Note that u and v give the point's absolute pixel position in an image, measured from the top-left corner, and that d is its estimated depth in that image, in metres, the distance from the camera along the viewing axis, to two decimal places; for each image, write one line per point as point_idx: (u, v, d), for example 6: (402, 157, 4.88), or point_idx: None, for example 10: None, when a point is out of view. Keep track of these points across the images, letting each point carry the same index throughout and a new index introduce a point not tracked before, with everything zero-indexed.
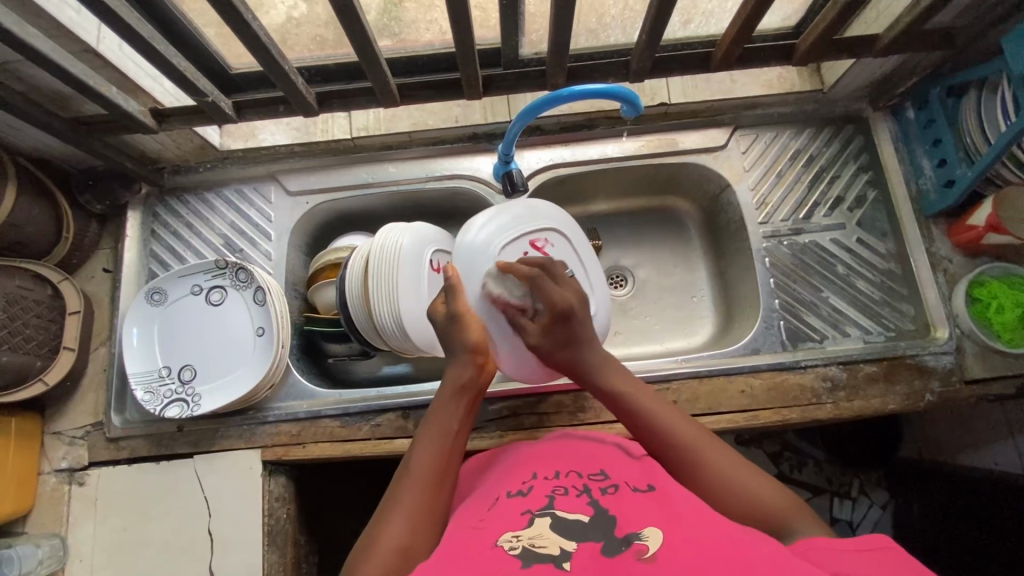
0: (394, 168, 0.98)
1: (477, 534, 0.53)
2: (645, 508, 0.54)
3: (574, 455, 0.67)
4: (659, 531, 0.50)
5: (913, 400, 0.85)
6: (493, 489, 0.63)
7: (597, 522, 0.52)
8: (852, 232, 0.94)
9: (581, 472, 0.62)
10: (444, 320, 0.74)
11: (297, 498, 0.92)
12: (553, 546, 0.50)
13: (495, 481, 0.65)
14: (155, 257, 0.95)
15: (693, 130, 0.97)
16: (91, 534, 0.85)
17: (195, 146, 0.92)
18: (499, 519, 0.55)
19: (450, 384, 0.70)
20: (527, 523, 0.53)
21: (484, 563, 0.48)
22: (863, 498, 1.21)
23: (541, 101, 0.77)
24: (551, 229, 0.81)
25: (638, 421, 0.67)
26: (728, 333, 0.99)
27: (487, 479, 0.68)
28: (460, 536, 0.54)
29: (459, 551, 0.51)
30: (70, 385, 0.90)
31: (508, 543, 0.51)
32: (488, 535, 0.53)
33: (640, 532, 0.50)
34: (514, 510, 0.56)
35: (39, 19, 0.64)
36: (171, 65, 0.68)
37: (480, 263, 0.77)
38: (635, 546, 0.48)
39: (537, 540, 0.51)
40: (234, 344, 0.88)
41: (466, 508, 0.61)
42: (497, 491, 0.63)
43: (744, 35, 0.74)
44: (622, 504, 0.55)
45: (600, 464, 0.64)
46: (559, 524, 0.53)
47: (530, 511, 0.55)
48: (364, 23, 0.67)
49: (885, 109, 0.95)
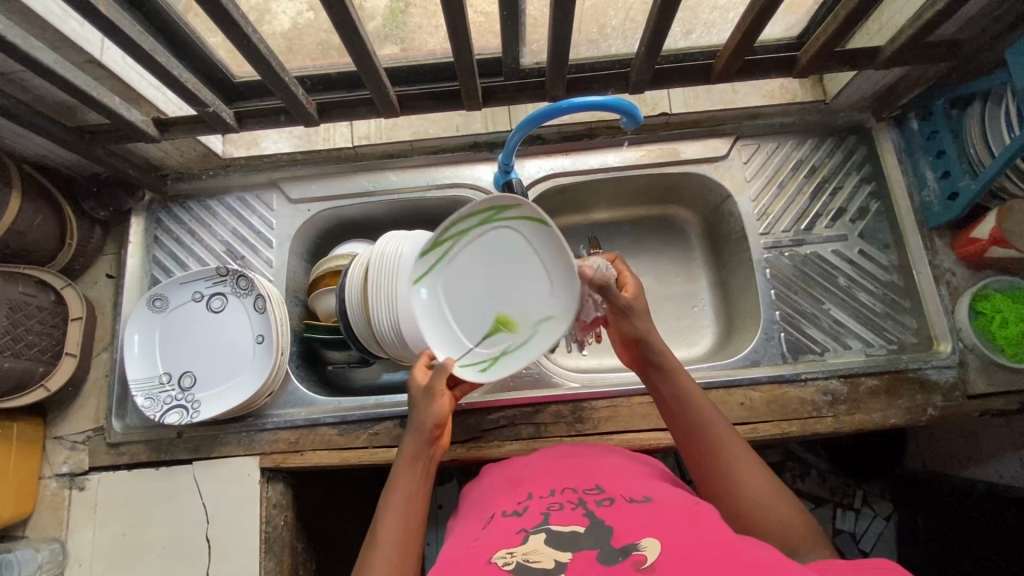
0: (395, 176, 0.98)
1: (473, 557, 0.53)
2: (641, 515, 0.54)
3: (570, 471, 0.67)
4: (655, 538, 0.50)
5: (915, 415, 0.84)
6: (491, 510, 0.64)
7: (592, 534, 0.52)
8: (854, 243, 0.93)
9: (576, 488, 0.62)
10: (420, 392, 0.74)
11: (296, 505, 0.92)
12: (548, 560, 0.50)
13: (492, 503, 0.66)
14: (157, 263, 0.96)
15: (694, 139, 0.96)
16: (90, 539, 0.85)
17: (198, 154, 0.93)
18: (494, 539, 0.55)
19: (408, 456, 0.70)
20: (521, 540, 0.54)
21: None
22: (866, 509, 1.18)
23: (540, 113, 0.77)
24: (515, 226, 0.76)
25: (688, 409, 0.68)
26: (728, 344, 0.98)
27: (486, 499, 0.68)
28: (457, 560, 0.54)
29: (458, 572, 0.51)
30: (72, 390, 0.91)
31: (502, 559, 0.51)
32: (484, 556, 0.53)
33: (638, 542, 0.50)
34: (509, 530, 0.56)
35: (43, 32, 0.64)
36: (173, 77, 0.68)
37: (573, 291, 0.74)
38: (632, 557, 0.48)
39: (532, 554, 0.51)
40: (234, 351, 0.89)
41: (464, 532, 0.61)
42: (494, 511, 0.63)
43: (744, 47, 0.74)
44: (618, 515, 0.55)
45: (596, 479, 0.64)
46: (553, 539, 0.53)
47: (524, 529, 0.55)
48: (364, 36, 0.68)
49: (888, 120, 0.95)
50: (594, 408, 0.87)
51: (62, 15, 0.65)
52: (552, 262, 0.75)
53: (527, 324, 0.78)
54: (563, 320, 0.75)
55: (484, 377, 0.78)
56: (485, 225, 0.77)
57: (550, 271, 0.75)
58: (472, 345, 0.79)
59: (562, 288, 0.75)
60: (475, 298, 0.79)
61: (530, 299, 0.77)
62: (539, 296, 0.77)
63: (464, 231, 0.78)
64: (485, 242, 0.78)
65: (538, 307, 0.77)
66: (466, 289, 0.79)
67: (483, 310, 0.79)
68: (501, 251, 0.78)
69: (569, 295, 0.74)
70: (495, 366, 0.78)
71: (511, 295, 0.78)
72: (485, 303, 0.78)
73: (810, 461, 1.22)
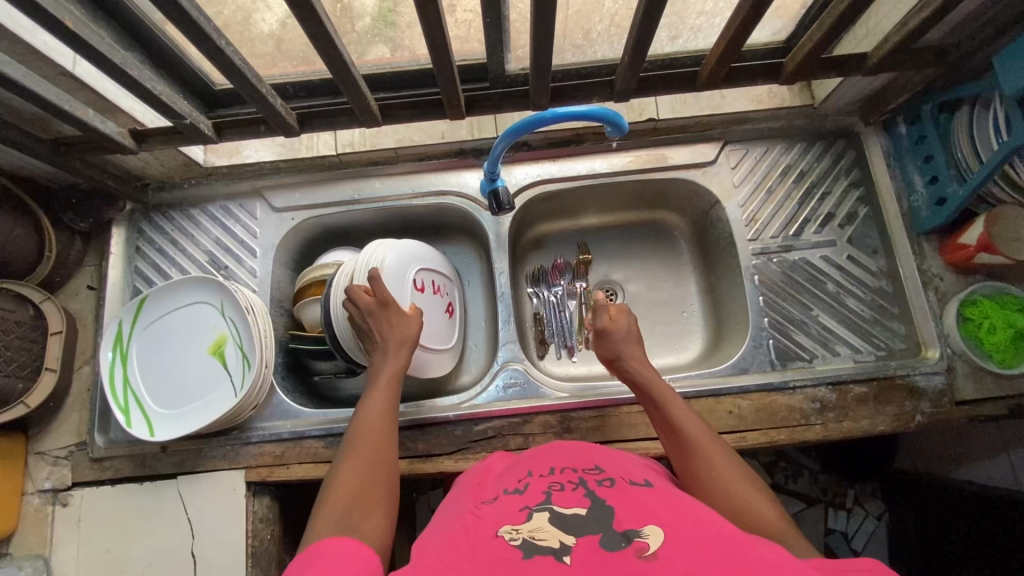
0: (380, 184, 0.97)
1: (477, 527, 0.52)
2: (646, 502, 0.53)
3: (569, 454, 0.65)
4: (659, 527, 0.48)
5: (902, 422, 0.84)
6: (491, 487, 0.62)
7: (596, 516, 0.51)
8: (842, 249, 0.93)
9: (575, 468, 0.61)
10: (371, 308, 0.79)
11: (282, 519, 0.90)
12: (553, 539, 0.48)
13: (490, 480, 0.64)
14: (139, 275, 0.95)
15: (682, 144, 0.95)
16: (74, 555, 0.84)
17: (179, 164, 0.91)
18: (496, 513, 0.54)
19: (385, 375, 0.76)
20: (526, 517, 0.52)
21: (486, 555, 0.47)
22: (858, 509, 1.18)
23: (525, 122, 0.75)
24: (187, 282, 0.88)
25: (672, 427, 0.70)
26: (717, 351, 0.98)
27: (481, 479, 0.65)
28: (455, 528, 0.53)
29: (459, 546, 0.49)
30: (53, 405, 0.90)
31: (508, 534, 0.50)
32: (486, 525, 0.52)
33: (640, 528, 0.49)
34: (511, 506, 0.55)
35: (12, 45, 0.62)
36: (146, 90, 0.66)
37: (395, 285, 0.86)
38: (635, 543, 0.47)
39: (537, 532, 0.49)
40: (210, 367, 0.87)
41: (465, 502, 0.60)
42: (494, 489, 0.61)
43: (729, 55, 0.73)
44: (619, 497, 0.54)
45: (596, 461, 0.63)
46: (557, 519, 0.51)
47: (528, 507, 0.54)
48: (340, 47, 0.66)
49: (877, 124, 0.94)
50: (582, 418, 0.86)
51: (30, 27, 0.63)
52: (180, 293, 0.88)
53: (222, 329, 0.88)
54: (222, 296, 0.87)
55: (253, 372, 0.84)
56: (123, 358, 0.87)
57: (176, 308, 0.89)
58: (229, 374, 0.86)
59: (192, 314, 0.89)
60: (187, 364, 0.88)
61: (209, 317, 0.88)
62: (212, 309, 0.88)
63: (122, 358, 0.87)
64: (137, 351, 0.88)
65: (219, 314, 0.88)
66: (181, 373, 0.87)
67: (196, 360, 0.88)
68: (146, 340, 0.88)
69: (211, 286, 0.87)
70: (248, 351, 0.86)
71: (192, 339, 0.88)
72: (191, 356, 0.88)
73: (801, 462, 1.20)
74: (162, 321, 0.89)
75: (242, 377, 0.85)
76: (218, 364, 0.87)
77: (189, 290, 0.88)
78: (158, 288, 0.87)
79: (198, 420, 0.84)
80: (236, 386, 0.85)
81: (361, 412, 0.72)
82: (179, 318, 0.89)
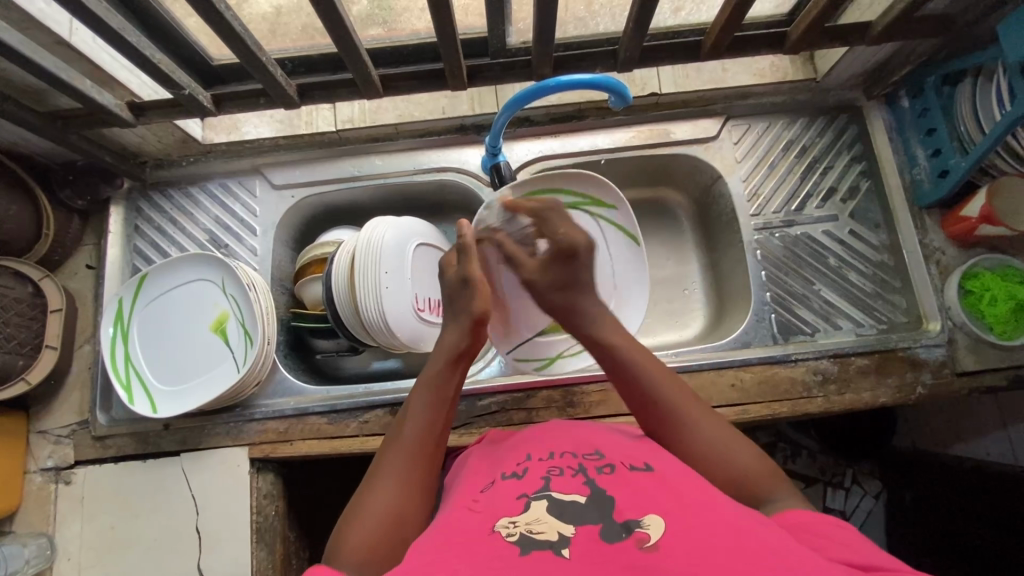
0: (381, 160, 0.96)
1: (473, 521, 0.51)
2: (645, 487, 0.52)
3: (568, 436, 0.65)
4: (660, 517, 0.48)
5: (903, 393, 0.84)
6: (487, 472, 0.62)
7: (594, 504, 0.51)
8: (845, 223, 0.93)
9: (575, 453, 0.61)
10: (452, 281, 0.75)
11: (286, 495, 0.91)
12: (551, 532, 0.48)
13: (488, 464, 0.64)
14: (138, 253, 0.94)
15: (684, 120, 0.95)
16: (78, 533, 0.84)
17: (177, 140, 0.90)
18: (492, 506, 0.53)
19: (447, 351, 0.70)
20: (523, 508, 0.52)
21: (481, 552, 0.46)
22: (856, 489, 1.17)
23: (526, 93, 0.74)
24: (183, 260, 0.87)
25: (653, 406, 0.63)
26: (719, 326, 0.98)
27: (477, 465, 0.65)
28: (452, 521, 0.52)
29: (457, 539, 0.48)
30: (54, 383, 0.89)
31: (505, 529, 0.49)
32: (485, 517, 0.52)
33: (641, 518, 0.48)
34: (508, 495, 0.55)
35: (8, 12, 0.62)
36: (144, 57, 0.66)
37: (383, 255, 0.84)
38: (636, 535, 0.46)
39: (535, 524, 0.49)
40: (213, 345, 0.87)
41: (461, 493, 0.59)
42: (491, 475, 0.61)
43: (733, 24, 0.72)
44: (619, 484, 0.54)
45: (595, 444, 0.63)
46: (555, 508, 0.51)
47: (525, 495, 0.54)
48: (343, 12, 0.65)
49: (879, 98, 0.94)
50: (586, 392, 0.87)
51: None
52: (182, 271, 0.88)
53: (226, 304, 0.87)
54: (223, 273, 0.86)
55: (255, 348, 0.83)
56: (125, 336, 0.87)
57: (175, 286, 0.88)
58: (231, 352, 0.86)
59: (195, 291, 0.88)
60: (190, 342, 0.87)
61: (210, 293, 0.88)
62: (213, 287, 0.87)
63: (123, 335, 0.87)
64: (138, 329, 0.88)
65: (220, 291, 0.87)
66: (184, 351, 0.87)
67: (201, 337, 0.87)
68: (148, 318, 0.88)
69: (212, 264, 0.87)
70: (251, 327, 0.85)
71: (194, 317, 0.88)
72: (196, 334, 0.87)
73: (800, 441, 1.19)
74: (163, 297, 0.88)
75: (246, 352, 0.84)
76: (221, 341, 0.87)
77: (190, 268, 0.88)
78: (159, 265, 0.87)
79: (201, 396, 0.84)
80: (243, 359, 0.84)
81: (412, 404, 0.66)
82: (179, 295, 0.88)
